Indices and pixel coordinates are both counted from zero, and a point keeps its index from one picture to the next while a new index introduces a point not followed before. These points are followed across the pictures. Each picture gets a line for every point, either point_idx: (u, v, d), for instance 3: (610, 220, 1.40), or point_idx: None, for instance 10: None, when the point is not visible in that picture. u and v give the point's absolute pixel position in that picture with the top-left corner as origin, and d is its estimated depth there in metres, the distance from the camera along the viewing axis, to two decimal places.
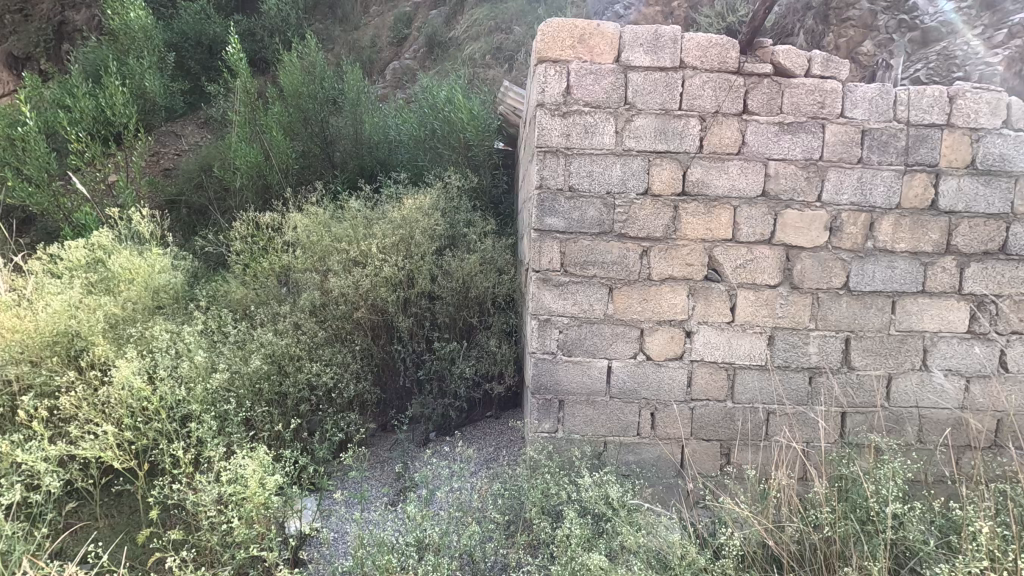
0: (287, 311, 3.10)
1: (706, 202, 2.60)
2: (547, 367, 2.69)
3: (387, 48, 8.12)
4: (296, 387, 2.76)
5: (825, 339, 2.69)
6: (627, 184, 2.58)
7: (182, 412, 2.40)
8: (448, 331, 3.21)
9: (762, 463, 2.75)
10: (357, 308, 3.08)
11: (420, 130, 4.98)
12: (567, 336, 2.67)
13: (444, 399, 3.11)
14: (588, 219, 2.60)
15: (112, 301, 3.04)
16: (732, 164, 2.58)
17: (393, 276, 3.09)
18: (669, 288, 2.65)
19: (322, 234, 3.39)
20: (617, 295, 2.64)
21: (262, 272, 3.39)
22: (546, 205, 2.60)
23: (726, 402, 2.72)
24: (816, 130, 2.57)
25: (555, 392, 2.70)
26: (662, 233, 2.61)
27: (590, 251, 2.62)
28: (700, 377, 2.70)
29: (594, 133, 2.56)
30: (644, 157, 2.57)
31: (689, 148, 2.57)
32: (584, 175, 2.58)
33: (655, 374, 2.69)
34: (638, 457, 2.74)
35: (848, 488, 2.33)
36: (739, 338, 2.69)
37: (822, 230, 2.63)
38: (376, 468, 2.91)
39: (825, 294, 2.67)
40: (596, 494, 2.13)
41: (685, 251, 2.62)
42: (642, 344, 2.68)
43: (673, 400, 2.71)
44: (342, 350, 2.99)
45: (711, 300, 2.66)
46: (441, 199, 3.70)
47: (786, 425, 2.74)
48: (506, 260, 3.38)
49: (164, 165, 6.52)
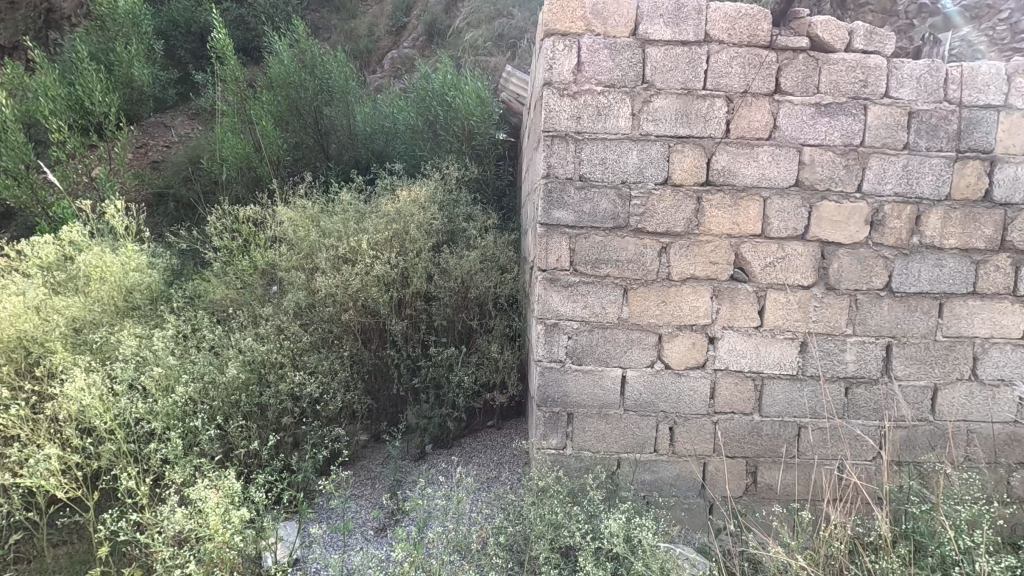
0: (269, 313, 2.85)
1: (733, 193, 2.32)
2: (555, 377, 2.42)
3: (385, 37, 7.83)
4: (276, 399, 2.51)
5: (863, 345, 2.42)
6: (645, 172, 2.31)
7: (143, 430, 2.14)
8: (446, 335, 2.94)
9: (792, 482, 2.49)
10: (345, 309, 2.82)
11: (417, 120, 4.71)
12: (577, 342, 2.40)
13: (441, 409, 2.85)
14: (601, 212, 2.33)
15: (78, 302, 2.79)
16: (762, 150, 2.30)
17: (385, 274, 2.82)
18: (691, 289, 2.37)
19: (309, 229, 3.11)
20: (633, 297, 2.37)
21: (245, 271, 3.14)
22: (553, 195, 2.32)
23: (752, 416, 2.45)
24: (857, 112, 2.29)
25: (563, 404, 2.43)
26: (683, 228, 2.34)
27: (603, 248, 2.34)
28: (724, 388, 2.44)
29: (608, 116, 2.28)
30: (663, 142, 2.29)
31: (714, 132, 2.29)
32: (597, 163, 2.30)
33: (674, 384, 2.42)
34: (655, 476, 2.47)
35: (911, 529, 2.07)
36: (769, 345, 2.42)
37: (861, 224, 2.35)
38: (366, 486, 2.67)
39: (864, 296, 2.39)
40: (621, 535, 1.89)
41: (709, 248, 2.35)
42: (660, 351, 2.41)
43: (693, 413, 2.45)
44: (329, 357, 2.74)
45: (737, 303, 2.39)
46: (439, 191, 3.43)
47: (819, 440, 2.47)
48: (509, 257, 3.10)
49: (152, 158, 6.13)
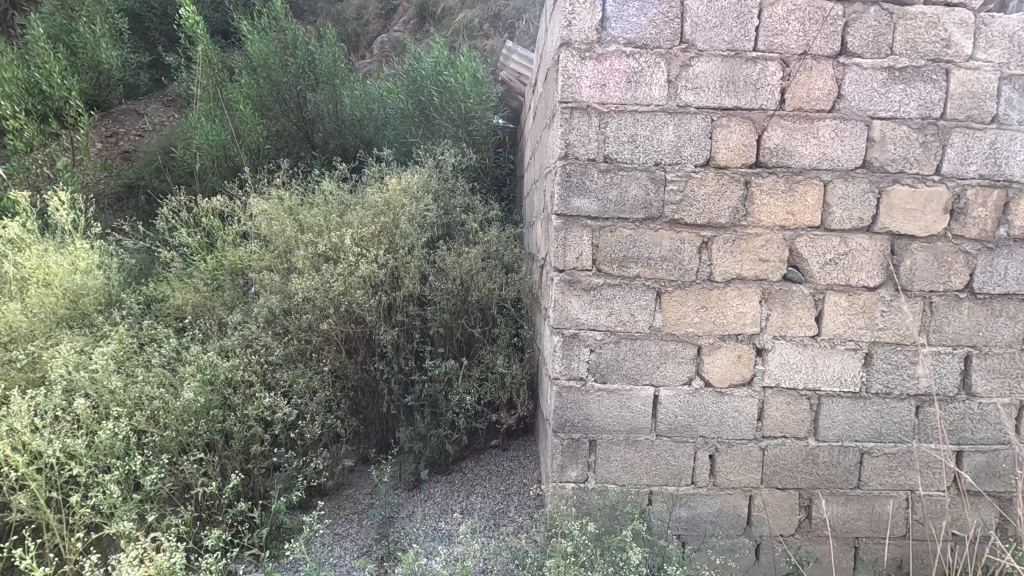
0: (236, 321, 2.45)
1: (788, 176, 1.94)
2: (575, 398, 2.03)
3: (374, 21, 7.33)
4: (242, 425, 2.13)
5: (938, 356, 2.04)
6: (682, 152, 1.92)
7: (71, 472, 1.76)
8: (444, 345, 2.55)
9: (851, 518, 2.12)
10: (326, 316, 2.42)
11: (409, 103, 4.28)
12: (600, 357, 2.02)
13: (438, 430, 2.47)
14: (629, 200, 1.93)
15: (7, 309, 2.38)
16: (823, 124, 1.91)
17: (372, 275, 2.41)
18: (736, 292, 1.99)
19: (285, 224, 2.70)
20: (667, 302, 1.99)
21: (211, 271, 2.72)
22: (573, 180, 1.93)
23: (807, 440, 2.08)
24: (937, 78, 1.90)
25: (585, 430, 2.05)
26: (727, 219, 1.95)
27: (632, 244, 1.96)
28: (774, 408, 2.06)
29: (639, 84, 1.88)
30: (705, 115, 1.90)
31: (766, 103, 1.90)
32: (626, 140, 1.91)
33: (715, 405, 2.05)
34: (691, 513, 2.10)
35: None
36: (827, 357, 2.04)
37: (939, 212, 1.97)
38: (351, 523, 2.29)
39: (940, 298, 2.01)
40: None
41: (758, 243, 1.97)
42: (699, 366, 2.03)
43: (738, 439, 2.07)
44: (306, 373, 2.34)
45: (790, 308, 2.01)
46: (433, 179, 3.03)
47: (884, 469, 2.10)
48: (515, 254, 2.70)
49: (123, 148, 5.61)
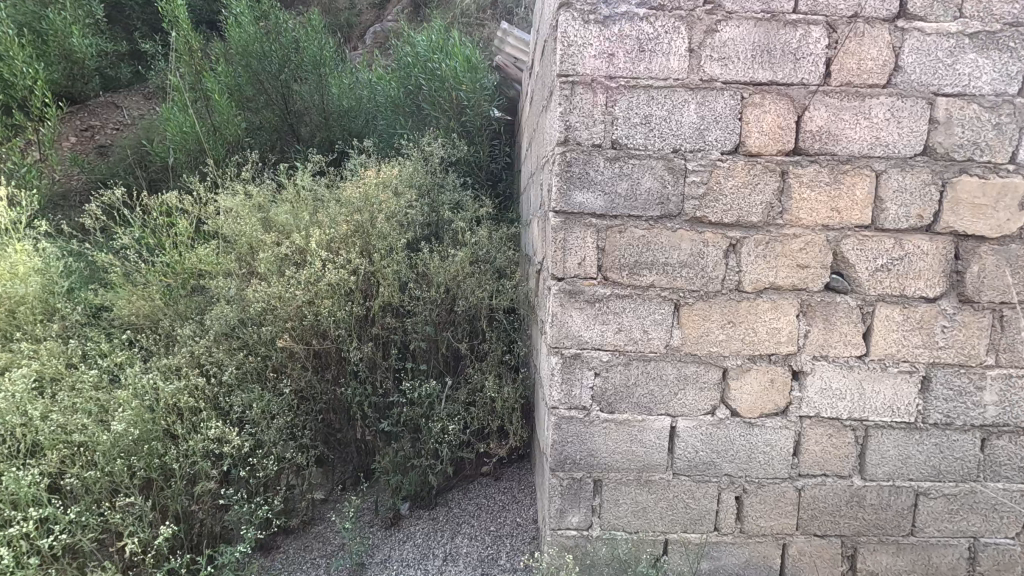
0: (187, 335, 2.13)
1: (833, 165, 1.61)
2: (577, 430, 1.71)
3: (368, 10, 6.90)
4: (184, 461, 1.82)
5: (1011, 381, 1.71)
6: (707, 137, 1.59)
7: None
8: (426, 362, 2.23)
9: (903, 570, 1.80)
10: (290, 329, 2.10)
11: (397, 91, 3.94)
12: (607, 382, 1.69)
13: (419, 461, 2.15)
14: (642, 195, 1.61)
15: None
16: (876, 102, 1.58)
17: (342, 281, 2.09)
18: (769, 304, 1.67)
19: (250, 223, 2.37)
20: (686, 317, 1.66)
21: (162, 276, 2.39)
22: (575, 171, 1.60)
23: (851, 480, 1.75)
24: (1016, 45, 1.56)
25: (589, 468, 1.73)
26: (760, 217, 1.63)
27: (645, 248, 1.63)
28: (813, 442, 1.74)
29: (654, 53, 1.56)
30: (733, 92, 1.57)
31: (808, 76, 1.57)
32: (638, 122, 1.58)
33: (743, 439, 1.73)
34: (714, 564, 1.79)
35: None
36: (877, 382, 1.71)
37: (1014, 209, 1.64)
38: (316, 570, 1.97)
39: (1014, 310, 1.67)
40: None
41: (796, 246, 1.64)
42: (723, 392, 1.71)
43: (770, 478, 1.75)
44: (265, 396, 2.03)
45: (834, 322, 1.69)
46: (418, 172, 2.70)
47: (943, 513, 1.77)
48: (509, 258, 2.37)
49: (99, 141, 5.19)
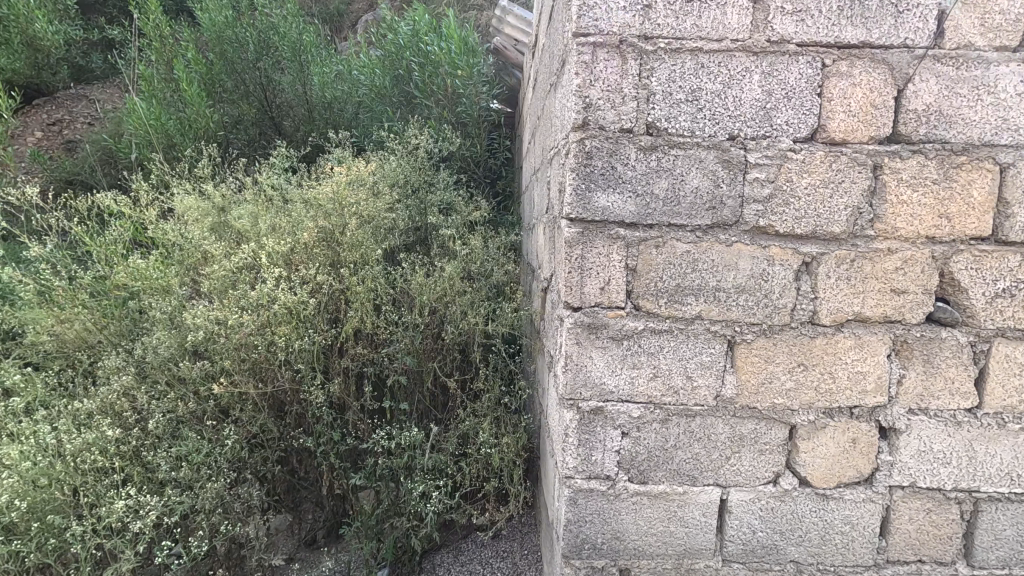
0: (113, 369, 1.74)
1: (944, 156, 1.20)
2: (598, 507, 1.30)
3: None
4: (90, 540, 1.43)
5: None
6: (775, 119, 1.18)
7: None
8: (407, 399, 1.82)
9: None
10: (236, 364, 1.70)
11: (384, 78, 3.51)
12: (637, 444, 1.28)
13: (398, 523, 1.75)
14: (687, 197, 1.20)
15: None
16: (1005, 71, 1.17)
17: (300, 303, 1.68)
18: (853, 342, 1.26)
19: (198, 230, 1.96)
20: (742, 359, 1.26)
21: (92, 293, 1.98)
22: (596, 165, 1.19)
23: (955, 567, 1.35)
24: None
25: (613, 554, 1.32)
26: (844, 226, 1.21)
27: (689, 267, 1.22)
28: (906, 519, 1.33)
29: (705, 4, 1.14)
30: (811, 58, 1.16)
31: (913, 36, 1.16)
32: (683, 98, 1.17)
33: (814, 516, 1.32)
34: None
35: None
36: (992, 442, 1.30)
37: None
38: None
39: None
40: None
41: (890, 265, 1.23)
42: (789, 456, 1.31)
43: (849, 566, 1.35)
44: (203, 447, 1.63)
45: (938, 366, 1.27)
46: (402, 167, 2.28)
47: None
48: (509, 271, 1.96)
49: (65, 135, 4.70)
